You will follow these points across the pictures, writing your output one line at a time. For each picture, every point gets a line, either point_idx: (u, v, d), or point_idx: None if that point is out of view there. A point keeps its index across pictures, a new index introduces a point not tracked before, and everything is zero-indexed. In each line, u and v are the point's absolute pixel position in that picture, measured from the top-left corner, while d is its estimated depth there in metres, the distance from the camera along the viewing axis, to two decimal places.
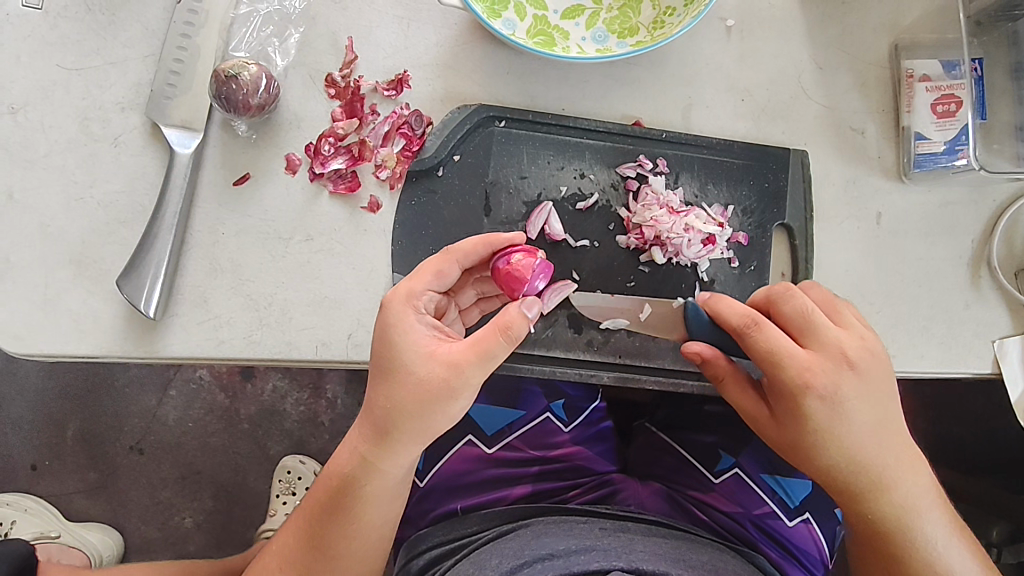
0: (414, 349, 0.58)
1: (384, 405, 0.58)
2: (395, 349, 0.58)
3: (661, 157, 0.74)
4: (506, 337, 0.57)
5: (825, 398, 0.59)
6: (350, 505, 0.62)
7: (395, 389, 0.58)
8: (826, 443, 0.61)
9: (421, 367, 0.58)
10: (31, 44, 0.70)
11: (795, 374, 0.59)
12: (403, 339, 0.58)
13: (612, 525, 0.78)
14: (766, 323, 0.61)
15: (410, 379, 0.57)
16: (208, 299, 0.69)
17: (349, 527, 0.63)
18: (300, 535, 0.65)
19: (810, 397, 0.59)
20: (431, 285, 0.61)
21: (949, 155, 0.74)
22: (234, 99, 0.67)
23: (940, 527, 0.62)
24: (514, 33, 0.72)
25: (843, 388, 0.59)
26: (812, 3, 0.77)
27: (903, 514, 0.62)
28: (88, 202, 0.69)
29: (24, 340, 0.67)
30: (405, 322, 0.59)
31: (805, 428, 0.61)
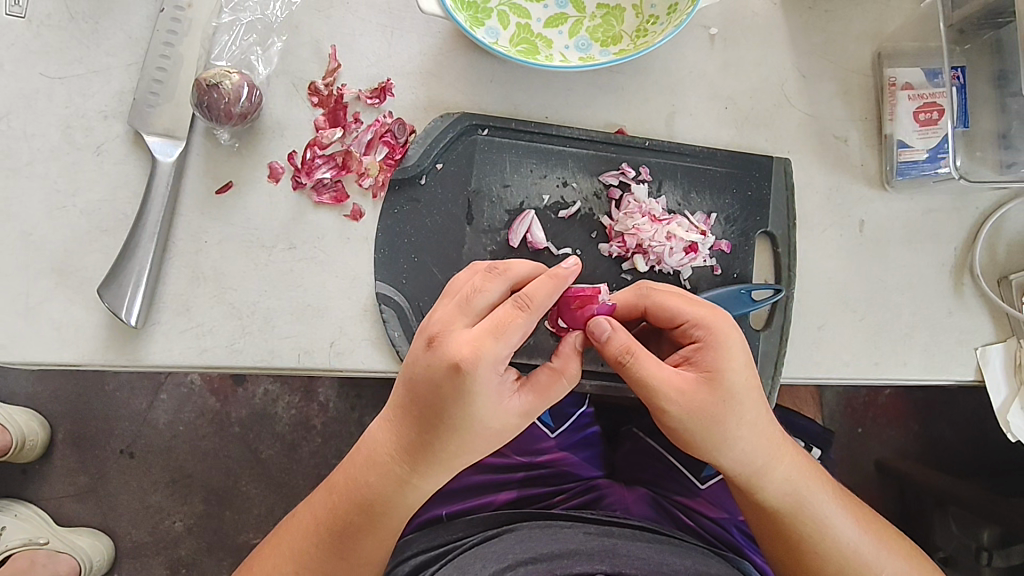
0: (494, 406, 0.55)
1: (448, 449, 0.58)
2: (473, 408, 0.54)
3: (644, 165, 0.74)
4: (571, 381, 0.59)
5: (741, 353, 0.59)
6: (386, 523, 0.64)
7: (469, 440, 0.57)
8: (734, 416, 0.59)
9: (496, 421, 0.56)
10: (13, 52, 0.70)
11: (712, 318, 0.59)
12: (483, 400, 0.54)
13: (596, 530, 0.78)
14: (664, 292, 0.62)
15: (487, 432, 0.57)
16: (190, 306, 0.69)
17: (382, 539, 0.66)
18: (317, 551, 0.65)
19: (731, 338, 0.59)
20: (516, 345, 0.54)
21: (931, 163, 0.74)
22: (216, 107, 0.67)
23: (828, 503, 0.66)
24: (497, 41, 0.72)
25: (743, 353, 0.60)
26: (796, 11, 0.77)
27: (793, 495, 0.65)
28: (70, 210, 0.69)
29: (6, 348, 0.67)
30: (490, 384, 0.53)
31: (717, 399, 0.58)
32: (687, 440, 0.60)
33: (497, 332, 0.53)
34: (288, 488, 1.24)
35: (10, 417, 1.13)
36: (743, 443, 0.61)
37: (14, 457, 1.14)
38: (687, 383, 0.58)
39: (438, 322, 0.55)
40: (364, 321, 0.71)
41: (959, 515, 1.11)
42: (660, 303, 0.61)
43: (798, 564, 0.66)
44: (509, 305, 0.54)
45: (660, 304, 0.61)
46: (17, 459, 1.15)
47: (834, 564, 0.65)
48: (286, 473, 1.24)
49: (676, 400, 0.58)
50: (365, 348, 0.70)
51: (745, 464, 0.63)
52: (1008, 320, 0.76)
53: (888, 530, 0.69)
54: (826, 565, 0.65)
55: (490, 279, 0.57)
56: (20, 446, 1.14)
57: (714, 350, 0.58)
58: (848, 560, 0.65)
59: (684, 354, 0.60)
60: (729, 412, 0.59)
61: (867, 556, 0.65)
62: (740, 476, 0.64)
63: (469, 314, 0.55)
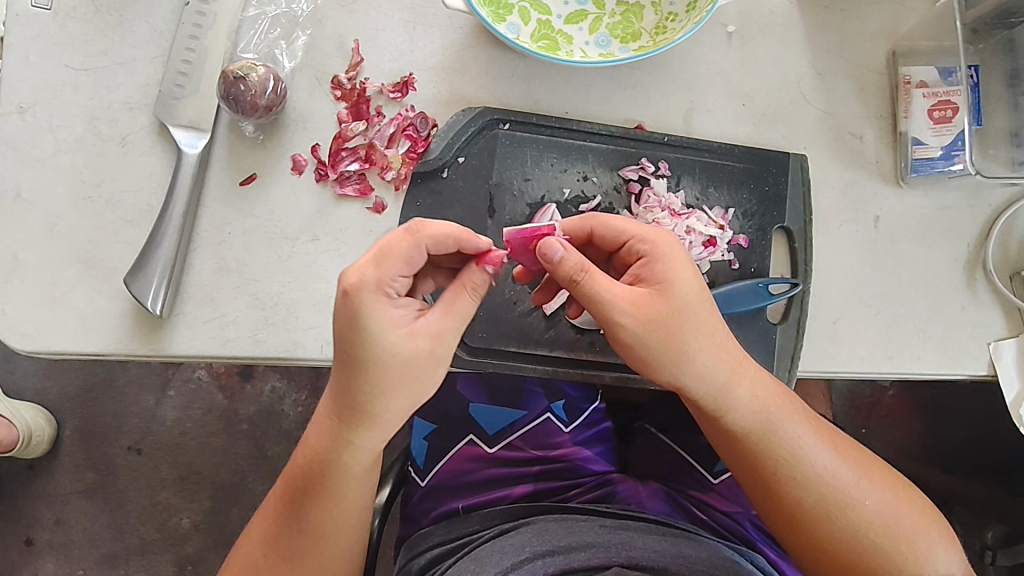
0: (393, 332, 0.55)
1: (368, 392, 0.57)
2: (370, 336, 0.55)
3: (663, 161, 0.75)
4: (476, 295, 0.58)
5: (688, 265, 0.61)
6: (336, 486, 0.62)
7: (380, 374, 0.56)
8: (691, 330, 0.60)
9: (403, 348, 0.55)
10: (39, 44, 0.71)
11: (654, 233, 0.62)
12: (375, 325, 0.55)
13: (612, 523, 0.79)
14: (608, 216, 0.64)
15: (395, 361, 0.55)
16: (214, 297, 0.70)
17: (337, 509, 0.63)
18: (281, 532, 0.63)
19: (676, 251, 0.61)
20: (401, 270, 0.56)
21: (945, 160, 0.76)
22: (242, 100, 0.68)
23: (799, 428, 0.66)
24: (519, 36, 0.73)
25: (690, 267, 0.62)
26: (812, 9, 0.79)
27: (762, 419, 0.65)
28: (95, 201, 0.70)
29: (31, 338, 0.68)
30: (382, 305, 0.55)
31: (671, 312, 0.59)
32: (648, 359, 0.61)
33: (378, 258, 0.55)
34: None
35: (18, 412, 1.14)
36: (703, 359, 0.61)
37: (21, 452, 1.15)
38: (639, 296, 0.60)
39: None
40: None
41: (964, 514, 1.13)
42: (605, 222, 0.63)
43: (778, 500, 0.65)
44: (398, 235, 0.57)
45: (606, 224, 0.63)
46: (23, 454, 1.16)
47: (812, 495, 0.65)
48: None
49: (630, 313, 0.59)
50: None
51: (709, 383, 0.63)
52: (1020, 315, 0.78)
53: (873, 463, 0.68)
54: (806, 496, 0.65)
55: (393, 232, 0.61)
56: (27, 442, 1.15)
57: (661, 261, 0.60)
58: (826, 487, 0.65)
59: (633, 272, 0.62)
60: (684, 323, 0.60)
61: (847, 485, 0.65)
62: (705, 399, 0.64)
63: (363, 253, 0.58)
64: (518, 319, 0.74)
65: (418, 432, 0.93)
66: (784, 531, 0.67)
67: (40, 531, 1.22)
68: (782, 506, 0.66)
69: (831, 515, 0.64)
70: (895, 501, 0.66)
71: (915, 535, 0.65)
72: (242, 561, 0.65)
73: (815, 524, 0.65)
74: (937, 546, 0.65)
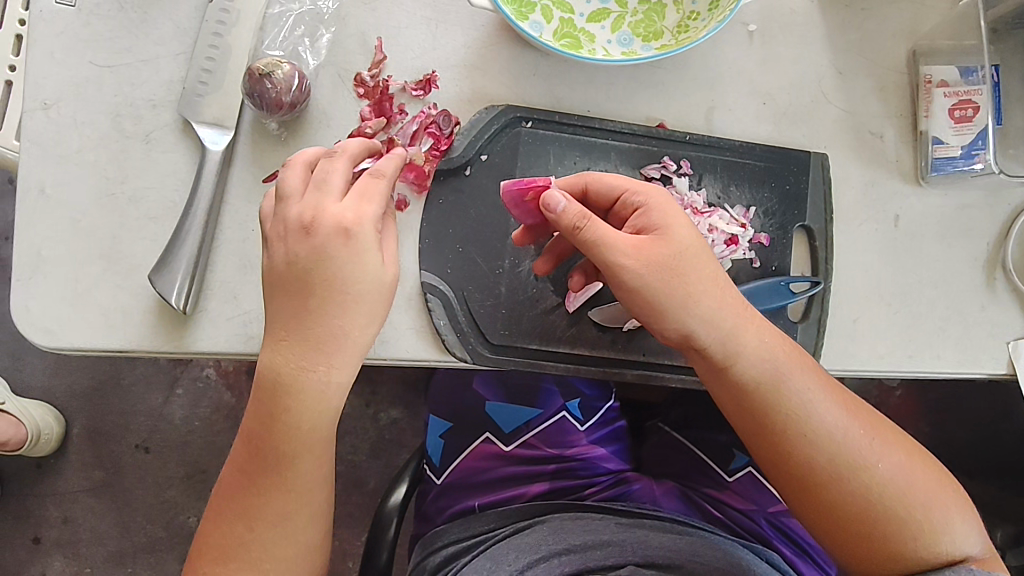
0: (375, 263, 0.60)
1: (347, 322, 0.60)
2: (363, 267, 0.59)
3: (685, 159, 0.75)
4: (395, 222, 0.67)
5: (682, 215, 0.64)
6: (307, 430, 0.62)
7: (366, 302, 0.60)
8: (692, 275, 0.63)
9: (387, 276, 0.61)
10: (62, 41, 0.71)
11: (645, 185, 0.65)
12: (369, 257, 0.60)
13: (627, 520, 0.79)
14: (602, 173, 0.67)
15: (382, 291, 0.61)
16: (237, 294, 0.70)
17: (310, 454, 0.64)
18: (258, 490, 0.63)
19: (669, 202, 0.65)
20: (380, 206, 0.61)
21: (966, 159, 0.75)
22: (266, 97, 0.68)
23: (810, 385, 0.65)
24: (542, 35, 0.73)
25: (686, 218, 0.65)
26: (833, 8, 0.79)
27: (772, 371, 0.65)
28: (119, 198, 0.70)
29: (54, 335, 0.68)
30: (372, 240, 0.60)
31: (673, 256, 0.62)
32: (654, 305, 0.62)
33: (362, 196, 0.60)
34: None
35: (26, 410, 1.14)
36: (707, 304, 0.63)
37: (30, 450, 1.15)
38: (642, 241, 0.62)
39: (301, 207, 0.60)
40: (409, 310, 0.71)
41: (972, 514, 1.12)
42: (601, 178, 0.66)
43: (790, 457, 0.65)
44: (365, 175, 0.61)
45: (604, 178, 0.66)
46: (32, 452, 1.16)
47: (825, 454, 0.64)
48: None
49: (635, 256, 0.61)
50: (410, 336, 0.71)
51: (717, 330, 0.64)
52: None
53: (887, 428, 0.67)
54: (817, 456, 0.64)
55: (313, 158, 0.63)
56: (35, 440, 1.15)
57: (658, 210, 0.64)
58: (838, 448, 0.64)
59: (632, 223, 0.65)
60: (684, 267, 0.62)
61: (859, 447, 0.65)
62: (713, 349, 0.64)
63: (327, 189, 0.60)
64: (540, 317, 0.73)
65: (433, 431, 0.92)
66: (796, 494, 0.66)
67: (48, 529, 1.22)
68: (795, 466, 0.65)
69: (844, 477, 0.64)
70: (911, 467, 0.65)
71: (929, 503, 0.64)
72: (219, 532, 0.64)
73: (827, 485, 0.64)
74: (954, 517, 0.65)
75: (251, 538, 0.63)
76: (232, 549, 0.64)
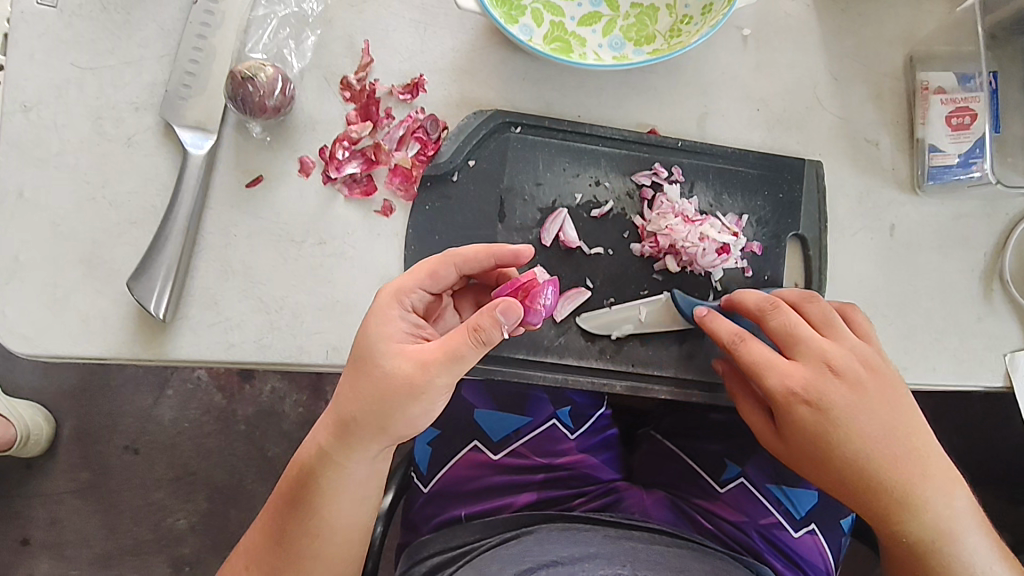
0: (388, 345, 0.59)
1: (358, 408, 0.59)
2: (372, 339, 0.59)
3: (676, 166, 0.74)
4: (473, 338, 0.55)
5: (813, 419, 0.62)
6: (320, 507, 0.61)
7: (366, 384, 0.58)
8: (821, 475, 0.64)
9: (391, 363, 0.58)
10: (43, 41, 0.70)
11: (778, 386, 0.63)
12: (378, 329, 0.59)
13: (615, 533, 0.77)
14: (746, 350, 0.65)
15: (380, 376, 0.57)
16: (218, 301, 0.68)
17: (317, 530, 0.62)
18: (264, 548, 0.63)
19: (802, 408, 0.62)
20: (425, 285, 0.61)
21: (963, 168, 0.74)
22: (250, 101, 0.67)
23: (975, 553, 0.62)
24: (532, 39, 0.72)
25: (820, 421, 0.62)
26: (829, 13, 0.77)
27: (930, 541, 0.62)
28: (99, 201, 0.69)
29: (30, 340, 0.66)
30: (387, 314, 0.60)
31: (797, 460, 0.64)
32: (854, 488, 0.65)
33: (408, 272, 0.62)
34: None
35: (16, 410, 1.12)
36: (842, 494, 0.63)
37: (18, 451, 1.13)
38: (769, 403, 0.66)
39: None
40: None
41: None
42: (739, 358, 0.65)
43: None
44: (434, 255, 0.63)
45: (775, 326, 0.66)
46: (21, 453, 1.14)
47: None
48: None
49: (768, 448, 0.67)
50: None
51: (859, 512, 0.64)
52: None
53: None
54: None
55: (461, 285, 0.67)
56: (25, 440, 1.14)
57: (786, 416, 0.63)
58: None
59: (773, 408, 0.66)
60: (809, 469, 0.64)
61: None
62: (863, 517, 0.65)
63: None
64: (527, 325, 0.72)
65: (420, 437, 0.90)
66: None
67: (36, 530, 1.20)
68: None
69: None
70: None
71: None
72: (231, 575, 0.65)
73: None
74: None
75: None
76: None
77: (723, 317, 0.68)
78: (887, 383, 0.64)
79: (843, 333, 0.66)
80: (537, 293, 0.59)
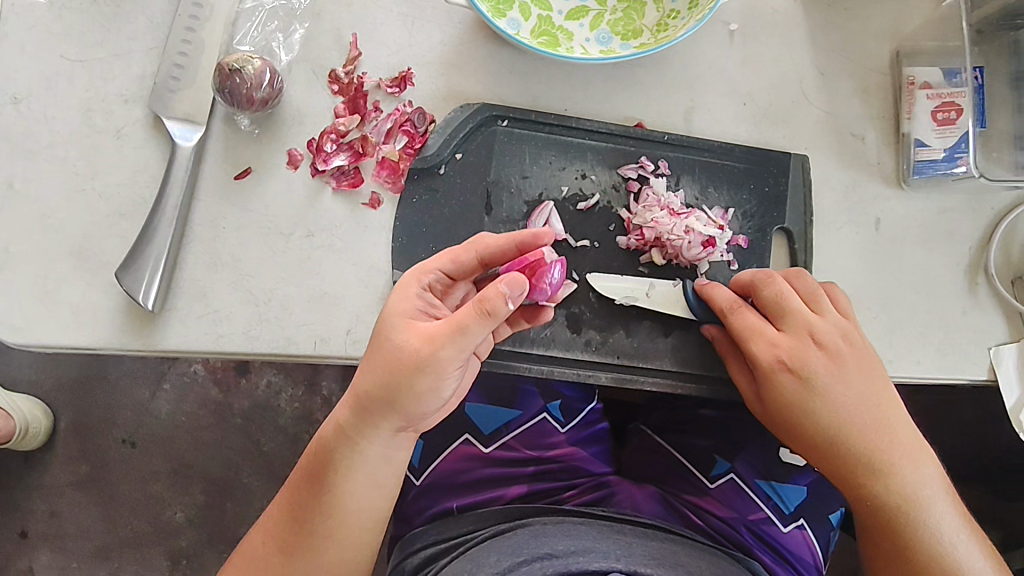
0: (402, 320, 0.59)
1: (369, 381, 0.58)
2: (389, 314, 0.60)
3: (662, 160, 0.74)
4: (479, 310, 0.54)
5: (796, 384, 0.65)
6: (333, 488, 0.62)
7: (379, 359, 0.58)
8: (798, 436, 0.67)
9: (403, 337, 0.58)
10: (34, 34, 0.70)
11: (767, 352, 0.66)
12: (394, 305, 0.60)
13: (608, 527, 0.78)
14: (740, 316, 0.68)
15: (392, 350, 0.58)
16: (208, 293, 0.69)
17: (330, 510, 0.63)
18: (277, 522, 0.64)
19: (786, 374, 0.65)
20: (446, 268, 0.62)
21: (948, 163, 0.75)
22: (237, 93, 0.67)
23: (941, 519, 0.64)
24: (518, 32, 0.72)
25: (801, 385, 0.65)
26: (816, 8, 0.78)
27: (899, 503, 0.64)
28: (89, 193, 0.69)
29: (21, 332, 0.67)
30: (406, 292, 0.61)
31: (776, 420, 0.68)
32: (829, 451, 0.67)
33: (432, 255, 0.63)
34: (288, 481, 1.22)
35: (13, 403, 1.13)
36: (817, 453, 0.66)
37: (16, 444, 1.14)
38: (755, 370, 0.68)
39: None
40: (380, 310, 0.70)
41: None
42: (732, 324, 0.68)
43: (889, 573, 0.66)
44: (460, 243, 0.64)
45: (767, 297, 0.68)
46: (18, 446, 1.15)
47: None
48: (287, 465, 1.23)
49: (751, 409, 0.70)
50: None
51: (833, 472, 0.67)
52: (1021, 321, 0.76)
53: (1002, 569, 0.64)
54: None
55: (485, 275, 0.67)
56: (22, 433, 1.15)
57: (768, 379, 0.66)
58: None
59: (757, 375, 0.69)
60: (788, 430, 0.67)
61: None
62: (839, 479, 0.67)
63: None
64: None
65: None
66: None
67: (33, 523, 1.21)
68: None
69: None
70: None
71: None
72: (245, 554, 0.66)
73: None
74: None
75: (260, 557, 0.64)
76: (243, 561, 0.65)
77: (722, 286, 0.71)
78: (868, 360, 0.67)
79: (833, 311, 0.68)
80: (543, 273, 0.64)
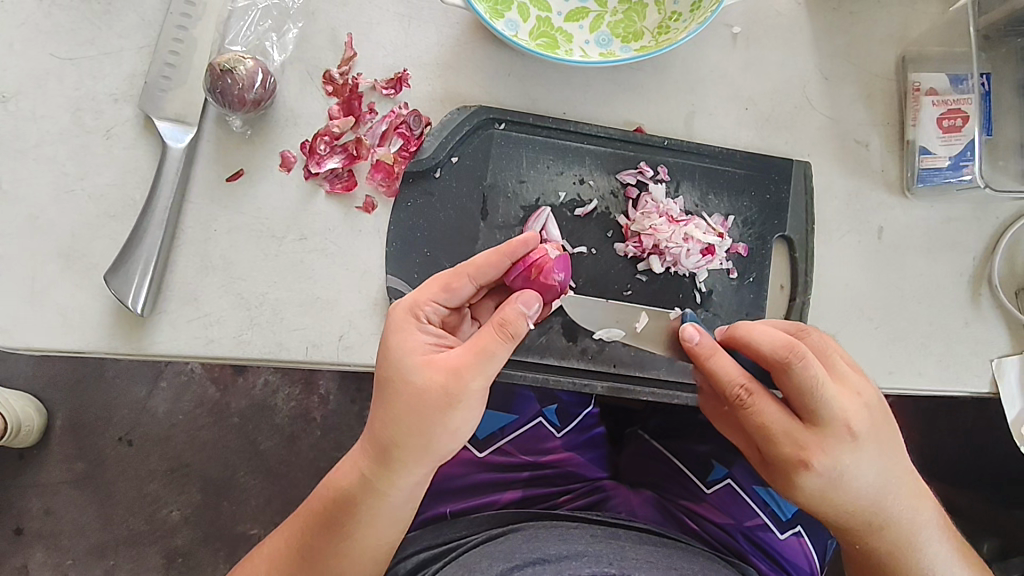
0: (413, 357, 0.57)
1: (386, 427, 0.57)
2: (398, 358, 0.57)
3: (662, 165, 0.73)
4: (506, 333, 0.55)
5: (815, 479, 0.59)
6: (352, 533, 0.61)
7: (399, 404, 0.57)
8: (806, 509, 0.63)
9: (420, 377, 0.56)
10: (24, 31, 0.69)
11: (786, 448, 0.59)
12: (400, 349, 0.58)
13: (601, 532, 0.76)
14: (756, 409, 0.60)
15: (411, 394, 0.56)
16: (198, 296, 0.68)
17: (349, 555, 0.62)
18: (289, 565, 0.63)
19: (806, 471, 0.59)
20: (439, 297, 0.60)
21: (954, 171, 0.73)
22: (229, 94, 0.66)
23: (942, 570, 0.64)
24: (517, 34, 0.71)
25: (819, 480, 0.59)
26: (820, 11, 0.76)
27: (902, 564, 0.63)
28: (78, 194, 0.68)
29: (9, 334, 0.66)
30: (412, 334, 0.58)
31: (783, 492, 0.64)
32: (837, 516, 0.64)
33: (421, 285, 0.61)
34: (285, 480, 1.22)
35: (6, 401, 1.12)
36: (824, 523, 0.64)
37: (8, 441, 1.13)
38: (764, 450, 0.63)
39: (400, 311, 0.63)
40: (374, 315, 0.69)
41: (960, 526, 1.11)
42: (745, 416, 0.61)
43: None
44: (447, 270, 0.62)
45: (787, 384, 0.59)
46: (11, 443, 1.15)
47: None
48: (285, 464, 1.22)
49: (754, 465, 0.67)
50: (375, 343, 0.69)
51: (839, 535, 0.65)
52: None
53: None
54: None
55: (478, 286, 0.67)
56: (15, 430, 1.14)
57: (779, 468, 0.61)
58: None
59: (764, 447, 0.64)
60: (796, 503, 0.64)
61: None
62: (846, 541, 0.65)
63: None
64: None
65: None
66: None
67: (29, 520, 1.21)
68: None
69: None
70: None
71: None
72: None
73: None
74: None
75: None
76: None
77: (729, 359, 0.62)
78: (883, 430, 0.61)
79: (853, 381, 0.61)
80: (549, 270, 0.65)
